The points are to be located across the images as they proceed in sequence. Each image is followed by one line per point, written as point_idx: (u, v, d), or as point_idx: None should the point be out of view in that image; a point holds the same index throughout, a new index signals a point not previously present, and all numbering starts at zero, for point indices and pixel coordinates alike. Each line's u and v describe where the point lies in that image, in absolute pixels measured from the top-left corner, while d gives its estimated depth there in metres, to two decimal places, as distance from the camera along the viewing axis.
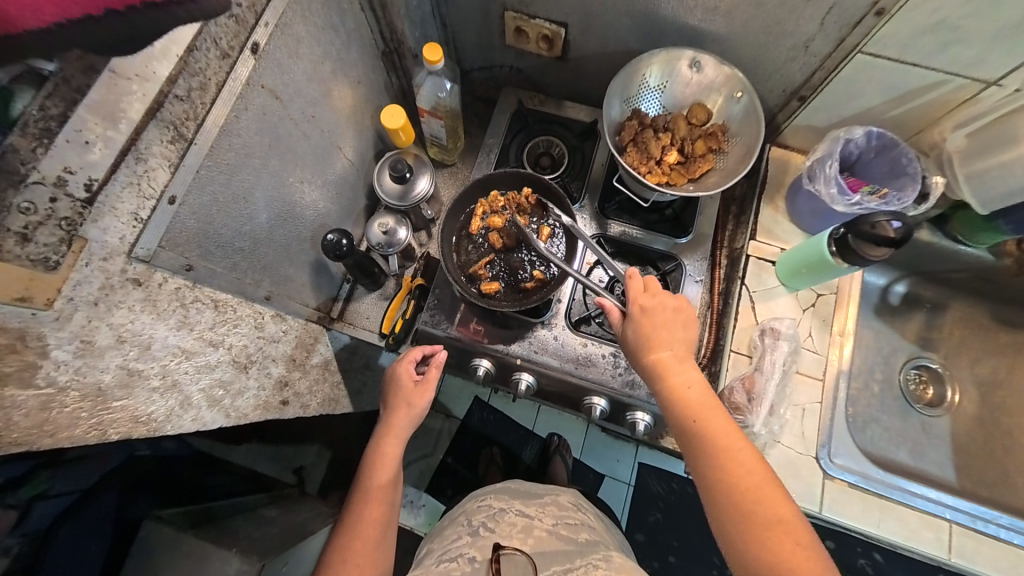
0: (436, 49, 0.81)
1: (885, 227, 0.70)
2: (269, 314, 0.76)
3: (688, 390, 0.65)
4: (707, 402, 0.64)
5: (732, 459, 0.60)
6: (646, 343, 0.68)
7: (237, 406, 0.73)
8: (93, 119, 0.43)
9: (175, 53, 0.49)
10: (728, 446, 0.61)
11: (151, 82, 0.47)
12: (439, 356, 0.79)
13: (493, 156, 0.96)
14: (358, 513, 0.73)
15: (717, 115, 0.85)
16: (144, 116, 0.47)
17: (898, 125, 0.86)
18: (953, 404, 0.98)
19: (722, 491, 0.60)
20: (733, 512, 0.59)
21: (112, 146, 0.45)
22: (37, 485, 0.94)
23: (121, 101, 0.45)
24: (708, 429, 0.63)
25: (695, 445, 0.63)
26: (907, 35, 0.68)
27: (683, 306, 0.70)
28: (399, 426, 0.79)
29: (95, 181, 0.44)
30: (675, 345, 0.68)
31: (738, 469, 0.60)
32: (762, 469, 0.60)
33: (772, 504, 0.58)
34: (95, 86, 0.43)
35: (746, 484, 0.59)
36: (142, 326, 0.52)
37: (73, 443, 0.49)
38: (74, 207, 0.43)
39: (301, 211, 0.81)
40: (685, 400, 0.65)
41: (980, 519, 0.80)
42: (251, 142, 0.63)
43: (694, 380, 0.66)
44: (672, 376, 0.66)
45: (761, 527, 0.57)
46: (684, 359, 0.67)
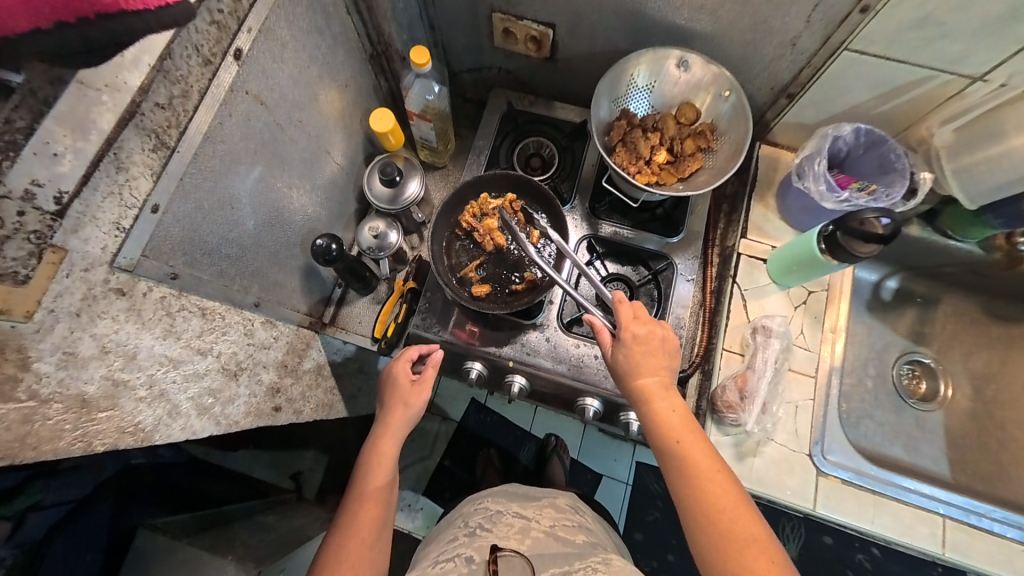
0: (423, 51, 0.80)
1: (874, 223, 0.71)
2: (259, 320, 0.75)
3: (671, 415, 0.66)
4: (688, 427, 0.66)
5: (709, 481, 0.61)
6: (631, 369, 0.69)
7: (228, 414, 0.72)
8: (61, 130, 0.42)
9: (147, 61, 0.47)
10: (707, 470, 0.62)
11: (123, 92, 0.46)
12: (435, 355, 0.79)
13: (483, 158, 0.96)
14: (352, 515, 0.73)
15: (706, 114, 0.85)
16: (116, 126, 0.46)
17: (886, 121, 0.86)
18: (946, 398, 0.98)
19: (700, 513, 0.60)
20: (710, 532, 0.59)
21: (82, 157, 0.44)
22: (32, 494, 0.94)
23: (90, 111, 0.44)
24: (690, 453, 0.63)
25: (675, 467, 0.64)
26: (893, 32, 0.68)
27: (670, 337, 0.70)
28: (395, 425, 0.78)
29: (64, 193, 0.43)
30: (659, 371, 0.69)
31: (716, 493, 0.61)
32: (737, 491, 0.61)
33: (748, 525, 0.59)
34: (63, 96, 0.42)
35: (722, 506, 0.60)
36: (127, 336, 0.52)
37: (58, 456, 0.48)
38: (43, 220, 0.42)
39: (290, 215, 0.81)
40: (666, 424, 0.66)
41: (973, 513, 0.80)
42: (236, 148, 0.63)
43: (676, 406, 0.67)
44: (656, 401, 0.67)
45: (736, 548, 0.58)
46: (668, 386, 0.68)
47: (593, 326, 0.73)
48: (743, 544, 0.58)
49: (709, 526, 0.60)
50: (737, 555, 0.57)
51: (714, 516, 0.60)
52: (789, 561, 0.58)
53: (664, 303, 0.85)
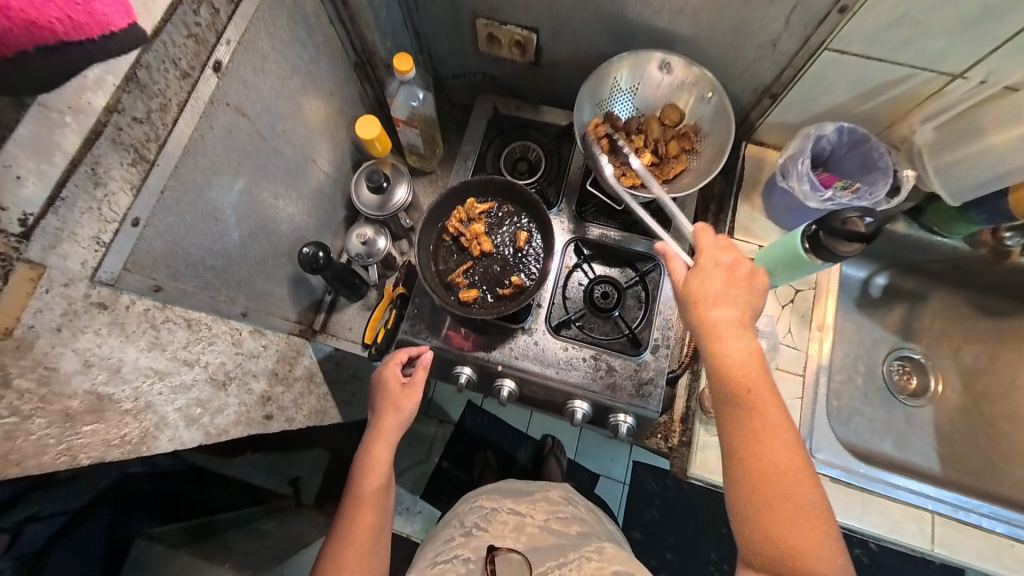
0: (406, 58, 0.81)
1: (856, 222, 0.70)
2: (247, 330, 0.75)
3: (740, 355, 0.57)
4: (760, 373, 0.57)
5: (770, 433, 0.54)
6: (699, 301, 0.61)
7: (217, 423, 0.72)
8: (24, 154, 0.42)
9: (111, 82, 0.47)
10: (773, 422, 0.55)
11: (87, 114, 0.46)
12: (425, 357, 0.79)
13: (470, 163, 0.96)
14: (348, 521, 0.73)
15: (689, 116, 0.86)
16: (82, 147, 0.46)
17: (868, 120, 0.86)
18: (936, 395, 0.99)
19: (754, 466, 0.53)
20: (754, 484, 0.53)
21: (46, 179, 0.43)
22: (30, 505, 0.98)
23: (53, 134, 0.43)
24: (758, 401, 0.56)
25: (736, 412, 0.56)
26: (869, 32, 0.69)
27: (751, 279, 0.62)
28: (387, 429, 0.79)
29: (31, 216, 0.43)
30: (734, 307, 0.60)
31: (773, 448, 0.54)
32: (799, 455, 0.54)
33: (796, 492, 0.52)
34: (26, 119, 0.42)
35: (781, 466, 0.53)
36: (110, 349, 0.52)
37: (42, 470, 0.48)
38: (9, 242, 0.41)
39: (276, 225, 0.81)
40: (732, 362, 0.57)
41: (961, 509, 0.81)
42: (218, 160, 0.63)
43: (749, 348, 0.58)
44: (725, 338, 0.59)
45: (779, 507, 0.52)
46: (744, 325, 0.60)
47: (667, 253, 0.67)
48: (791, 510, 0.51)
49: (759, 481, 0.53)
50: (782, 518, 0.51)
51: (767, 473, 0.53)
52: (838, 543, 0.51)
53: (652, 305, 0.86)
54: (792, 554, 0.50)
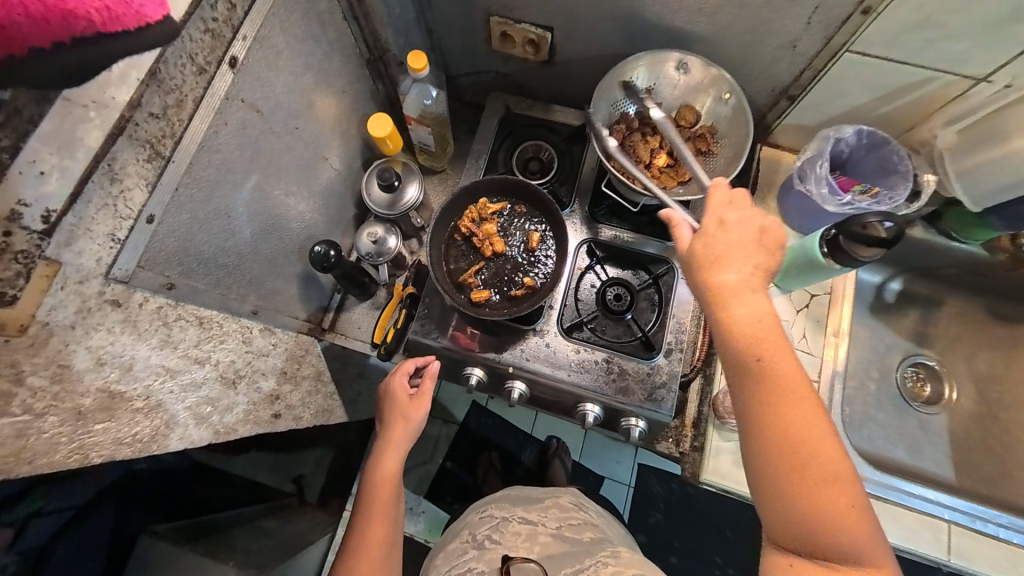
0: (420, 56, 0.80)
1: (876, 227, 0.69)
2: (257, 328, 0.75)
3: (755, 322, 0.53)
4: (777, 336, 0.52)
5: (793, 402, 0.50)
6: (704, 265, 0.56)
7: (226, 422, 0.71)
8: (47, 149, 0.42)
9: (135, 77, 0.47)
10: (794, 389, 0.50)
11: (110, 108, 0.46)
12: (432, 367, 0.80)
13: (482, 162, 0.95)
14: (360, 535, 0.73)
15: (705, 117, 0.85)
16: (105, 142, 0.45)
17: (886, 122, 0.85)
18: (950, 401, 0.97)
19: (776, 441, 0.49)
20: (778, 457, 0.49)
21: (69, 175, 0.43)
22: (35, 500, 1.00)
23: (77, 130, 0.44)
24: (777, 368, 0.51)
25: (753, 382, 0.51)
26: (893, 34, 0.68)
27: (763, 235, 0.57)
28: (397, 441, 0.78)
29: (53, 212, 0.43)
30: (744, 269, 0.55)
31: (796, 416, 0.49)
32: (822, 420, 0.50)
33: (824, 461, 0.48)
34: (49, 113, 0.43)
35: (803, 437, 0.49)
36: (123, 347, 0.51)
37: (54, 469, 0.47)
38: (31, 239, 0.42)
39: (287, 223, 0.80)
40: (746, 329, 0.53)
41: (979, 519, 0.81)
42: (231, 157, 0.62)
43: (761, 311, 0.53)
44: (735, 304, 0.54)
45: (805, 479, 0.48)
46: (756, 284, 0.55)
47: (672, 221, 0.61)
48: (818, 483, 0.48)
49: (783, 458, 0.49)
50: (808, 492, 0.48)
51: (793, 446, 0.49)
52: (869, 508, 0.49)
53: (665, 308, 0.85)
54: (821, 528, 0.48)
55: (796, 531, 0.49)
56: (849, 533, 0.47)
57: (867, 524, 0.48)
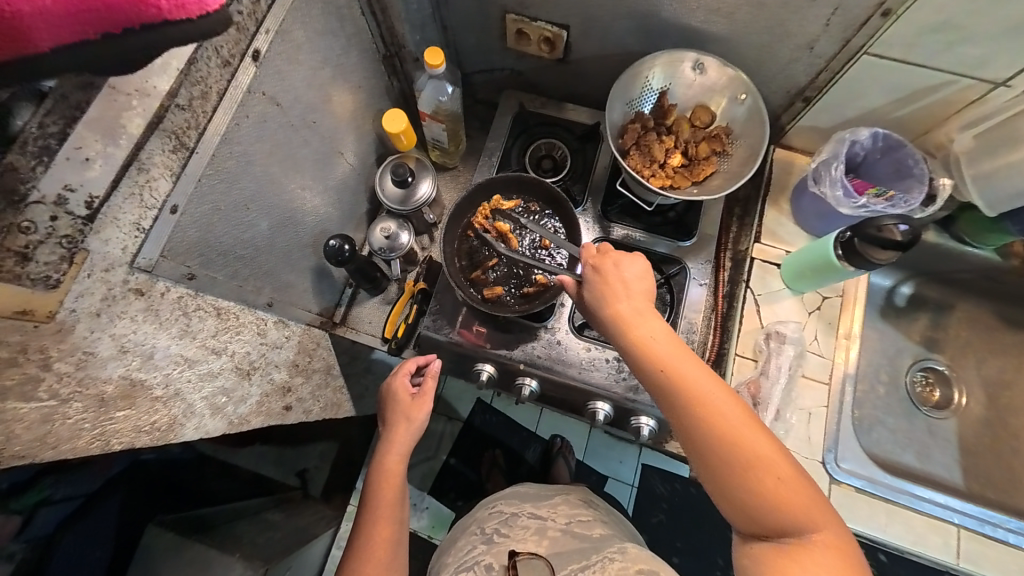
0: (437, 52, 0.80)
1: (891, 230, 0.69)
2: (271, 320, 0.75)
3: (652, 341, 0.58)
4: (675, 345, 0.57)
5: (705, 403, 0.53)
6: (604, 300, 0.62)
7: (239, 413, 0.72)
8: (92, 135, 0.44)
9: (175, 67, 0.49)
10: (702, 392, 0.54)
11: (153, 97, 0.48)
12: (433, 366, 0.81)
13: (495, 159, 0.95)
14: (366, 540, 0.73)
15: (720, 117, 0.85)
16: (144, 131, 0.47)
17: (901, 126, 0.85)
18: (960, 406, 0.97)
19: (705, 443, 0.53)
20: (711, 460, 0.52)
21: (111, 162, 0.45)
22: (40, 491, 0.94)
23: (120, 116, 0.46)
24: (680, 376, 0.55)
25: (667, 397, 0.55)
26: (912, 36, 0.68)
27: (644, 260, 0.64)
28: (400, 441, 0.79)
29: (95, 198, 0.44)
30: (633, 296, 0.61)
31: (714, 416, 0.53)
32: (739, 412, 0.53)
33: (753, 447, 0.51)
34: (94, 101, 0.44)
35: (728, 435, 0.52)
36: (144, 336, 0.52)
37: (76, 454, 0.49)
38: (74, 224, 0.43)
39: (303, 216, 0.81)
40: (647, 348, 0.57)
41: (988, 524, 0.81)
42: (251, 149, 0.63)
43: (656, 329, 0.58)
44: (633, 329, 0.59)
45: (743, 471, 0.51)
46: (646, 306, 0.61)
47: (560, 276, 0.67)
48: (758, 472, 0.51)
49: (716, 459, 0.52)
50: (749, 486, 0.51)
51: (720, 444, 0.52)
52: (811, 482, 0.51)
53: (676, 308, 0.84)
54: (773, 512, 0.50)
55: (756, 524, 0.51)
56: (797, 510, 0.50)
57: (813, 493, 0.51)
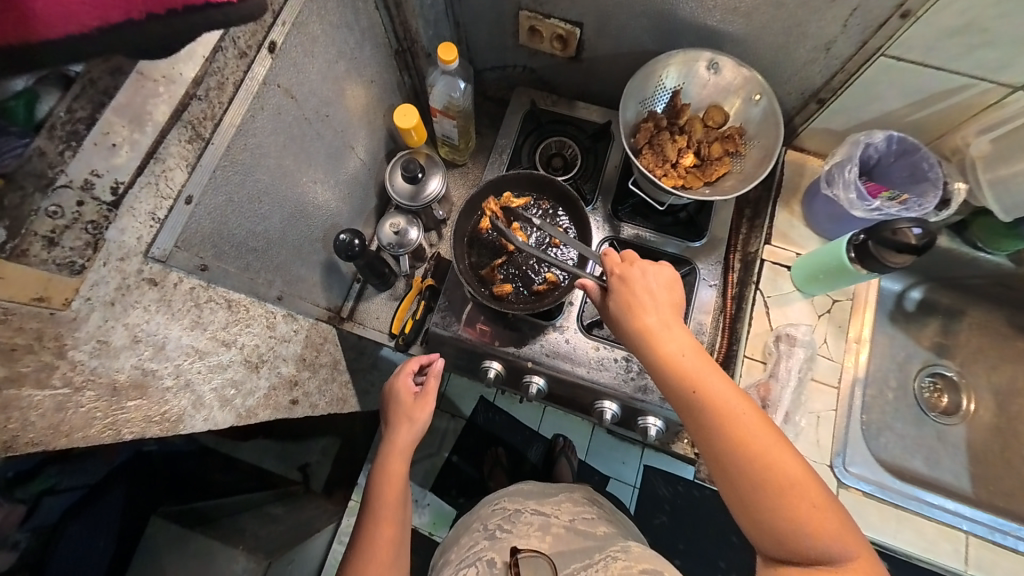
0: (451, 48, 0.80)
1: (906, 233, 0.68)
2: (280, 314, 0.75)
3: (681, 356, 0.58)
4: (703, 362, 0.58)
5: (735, 420, 0.55)
6: (631, 313, 0.62)
7: (247, 406, 0.72)
8: (120, 122, 0.43)
9: (200, 54, 0.49)
10: (731, 409, 0.55)
11: (177, 84, 0.48)
12: (436, 366, 0.80)
13: (506, 157, 0.95)
14: (368, 541, 0.73)
15: (734, 118, 0.84)
16: (169, 119, 0.48)
17: (917, 129, 0.85)
18: (968, 413, 0.96)
19: (733, 461, 0.54)
20: (740, 477, 0.53)
21: (137, 149, 0.45)
22: (45, 480, 0.95)
23: (147, 103, 0.45)
24: (710, 393, 0.56)
25: (697, 413, 0.56)
26: (932, 38, 0.67)
27: (670, 272, 0.65)
28: (402, 441, 0.79)
29: (121, 184, 0.44)
30: (660, 310, 0.62)
31: (744, 434, 0.54)
32: (768, 430, 0.55)
33: (782, 466, 0.53)
34: (123, 86, 0.43)
35: (754, 449, 0.53)
36: (157, 326, 0.52)
37: (88, 443, 0.49)
38: (100, 211, 0.43)
39: (314, 210, 0.81)
40: (675, 363, 0.58)
41: (997, 531, 0.80)
42: (265, 141, 0.63)
43: (684, 344, 0.59)
44: (662, 344, 0.60)
45: (772, 490, 0.52)
46: (673, 321, 0.61)
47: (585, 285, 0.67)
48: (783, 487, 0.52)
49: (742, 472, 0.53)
50: (778, 505, 0.52)
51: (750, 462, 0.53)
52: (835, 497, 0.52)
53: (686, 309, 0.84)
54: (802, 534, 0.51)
55: (783, 545, 0.52)
56: (826, 532, 0.51)
57: (840, 512, 0.52)
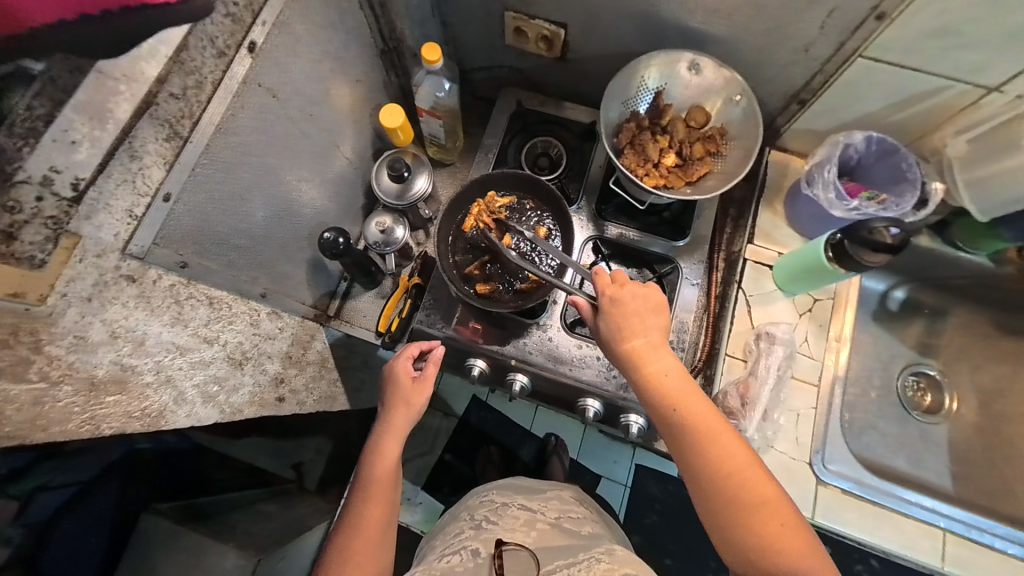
0: (435, 48, 0.81)
1: (884, 233, 0.69)
2: (265, 311, 0.76)
3: (666, 378, 0.61)
4: (687, 385, 0.61)
5: (714, 442, 0.58)
6: (620, 335, 0.64)
7: (232, 402, 0.73)
8: (80, 119, 0.44)
9: (164, 53, 0.49)
10: (711, 431, 0.58)
11: (140, 83, 0.47)
12: (434, 352, 0.79)
13: (492, 156, 0.96)
14: (358, 518, 0.74)
15: (716, 118, 0.85)
16: (133, 116, 0.47)
17: (898, 130, 0.85)
18: (951, 412, 0.97)
19: (712, 482, 0.57)
20: (718, 497, 0.56)
21: (99, 145, 0.45)
22: (40, 476, 0.95)
23: (108, 101, 0.45)
24: (692, 415, 0.59)
25: (680, 435, 0.59)
26: (908, 40, 0.68)
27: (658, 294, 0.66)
28: (397, 424, 0.79)
29: (82, 180, 0.44)
30: (647, 332, 0.64)
31: (722, 457, 0.57)
32: (744, 452, 0.58)
33: (756, 488, 0.56)
34: (84, 85, 0.44)
35: (734, 470, 0.57)
36: (137, 322, 0.53)
37: (67, 437, 0.50)
38: (60, 206, 0.43)
39: (300, 208, 0.81)
40: (661, 385, 0.61)
41: (975, 528, 0.81)
42: (248, 140, 0.64)
43: (669, 367, 0.62)
44: (648, 365, 0.62)
45: (748, 512, 0.55)
46: (659, 343, 0.64)
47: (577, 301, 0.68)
48: (757, 509, 0.55)
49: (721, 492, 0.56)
50: (753, 530, 0.54)
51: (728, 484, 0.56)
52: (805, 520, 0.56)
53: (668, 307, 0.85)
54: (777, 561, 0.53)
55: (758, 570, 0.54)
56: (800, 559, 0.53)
57: (809, 535, 0.55)
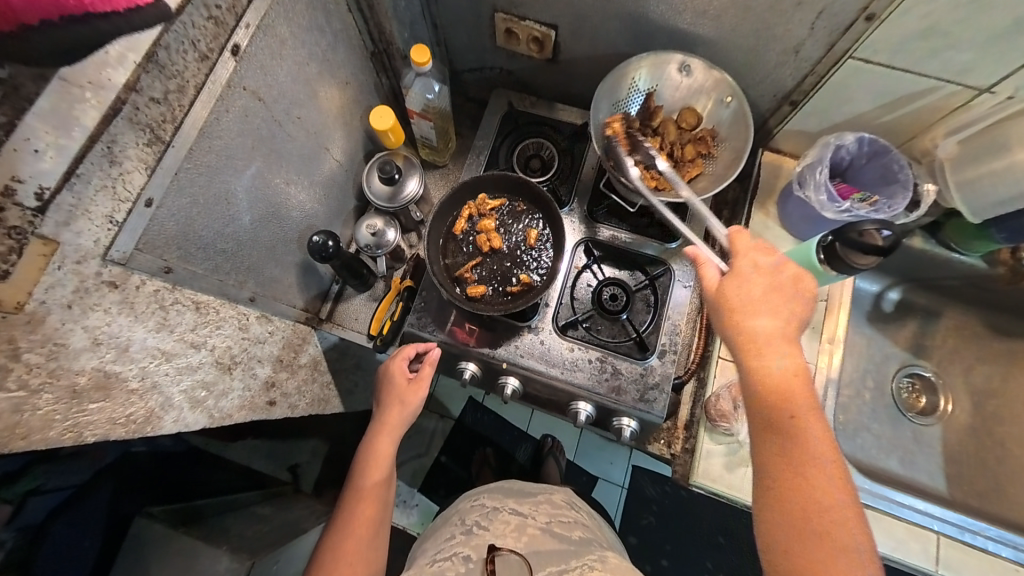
0: (424, 50, 0.80)
1: (873, 235, 0.70)
2: (254, 315, 0.75)
3: (778, 369, 0.55)
4: (806, 389, 0.54)
5: (814, 457, 0.51)
6: (745, 307, 0.58)
7: (221, 407, 0.72)
8: (44, 127, 0.42)
9: (132, 60, 0.47)
10: (815, 445, 0.51)
11: (108, 89, 0.46)
12: (433, 354, 0.80)
13: (483, 158, 0.95)
14: (348, 518, 0.73)
15: (706, 120, 0.85)
16: (101, 123, 0.46)
17: (889, 131, 0.85)
18: (945, 414, 0.96)
19: (790, 493, 0.51)
20: (788, 510, 0.50)
21: (65, 154, 0.44)
22: (32, 479, 0.96)
23: (74, 108, 0.44)
24: (802, 417, 0.52)
25: (779, 433, 0.53)
26: (897, 42, 0.67)
27: (807, 286, 0.59)
28: (392, 424, 0.79)
29: (46, 190, 0.43)
30: (778, 317, 0.57)
31: (816, 475, 0.50)
32: (843, 484, 0.51)
33: (835, 523, 0.49)
34: (47, 93, 0.42)
35: (822, 493, 0.50)
36: (120, 328, 0.52)
37: (48, 445, 0.49)
38: (24, 216, 0.42)
39: (288, 211, 0.81)
40: (773, 373, 0.55)
41: (967, 531, 0.81)
42: (232, 143, 0.63)
43: (790, 359, 0.55)
44: (764, 349, 0.56)
45: (814, 537, 0.49)
46: (787, 333, 0.57)
47: (700, 257, 0.64)
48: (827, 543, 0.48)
49: (791, 511, 0.50)
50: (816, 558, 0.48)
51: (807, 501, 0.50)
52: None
53: (660, 310, 0.85)
54: None
55: None
56: None
57: None
